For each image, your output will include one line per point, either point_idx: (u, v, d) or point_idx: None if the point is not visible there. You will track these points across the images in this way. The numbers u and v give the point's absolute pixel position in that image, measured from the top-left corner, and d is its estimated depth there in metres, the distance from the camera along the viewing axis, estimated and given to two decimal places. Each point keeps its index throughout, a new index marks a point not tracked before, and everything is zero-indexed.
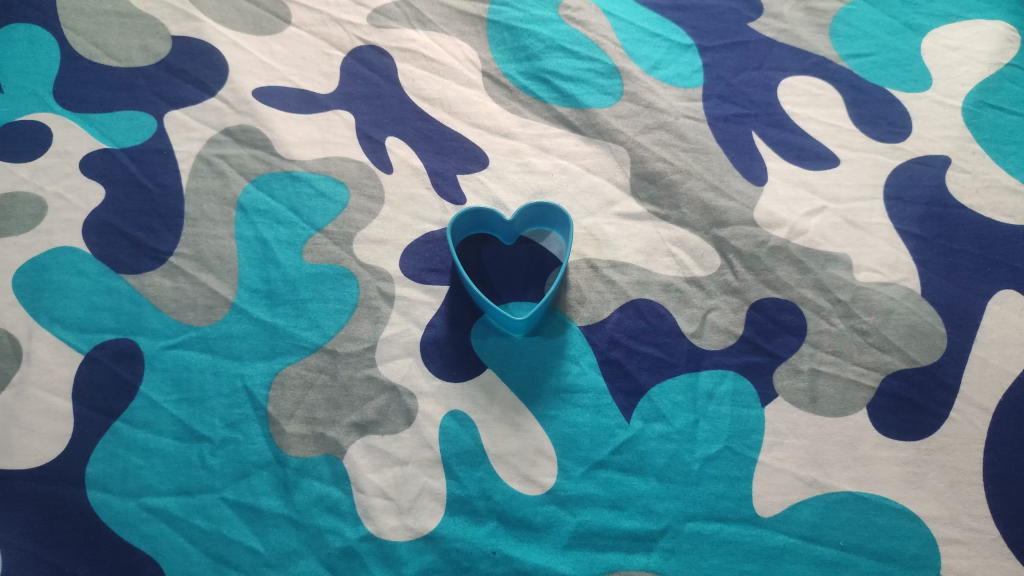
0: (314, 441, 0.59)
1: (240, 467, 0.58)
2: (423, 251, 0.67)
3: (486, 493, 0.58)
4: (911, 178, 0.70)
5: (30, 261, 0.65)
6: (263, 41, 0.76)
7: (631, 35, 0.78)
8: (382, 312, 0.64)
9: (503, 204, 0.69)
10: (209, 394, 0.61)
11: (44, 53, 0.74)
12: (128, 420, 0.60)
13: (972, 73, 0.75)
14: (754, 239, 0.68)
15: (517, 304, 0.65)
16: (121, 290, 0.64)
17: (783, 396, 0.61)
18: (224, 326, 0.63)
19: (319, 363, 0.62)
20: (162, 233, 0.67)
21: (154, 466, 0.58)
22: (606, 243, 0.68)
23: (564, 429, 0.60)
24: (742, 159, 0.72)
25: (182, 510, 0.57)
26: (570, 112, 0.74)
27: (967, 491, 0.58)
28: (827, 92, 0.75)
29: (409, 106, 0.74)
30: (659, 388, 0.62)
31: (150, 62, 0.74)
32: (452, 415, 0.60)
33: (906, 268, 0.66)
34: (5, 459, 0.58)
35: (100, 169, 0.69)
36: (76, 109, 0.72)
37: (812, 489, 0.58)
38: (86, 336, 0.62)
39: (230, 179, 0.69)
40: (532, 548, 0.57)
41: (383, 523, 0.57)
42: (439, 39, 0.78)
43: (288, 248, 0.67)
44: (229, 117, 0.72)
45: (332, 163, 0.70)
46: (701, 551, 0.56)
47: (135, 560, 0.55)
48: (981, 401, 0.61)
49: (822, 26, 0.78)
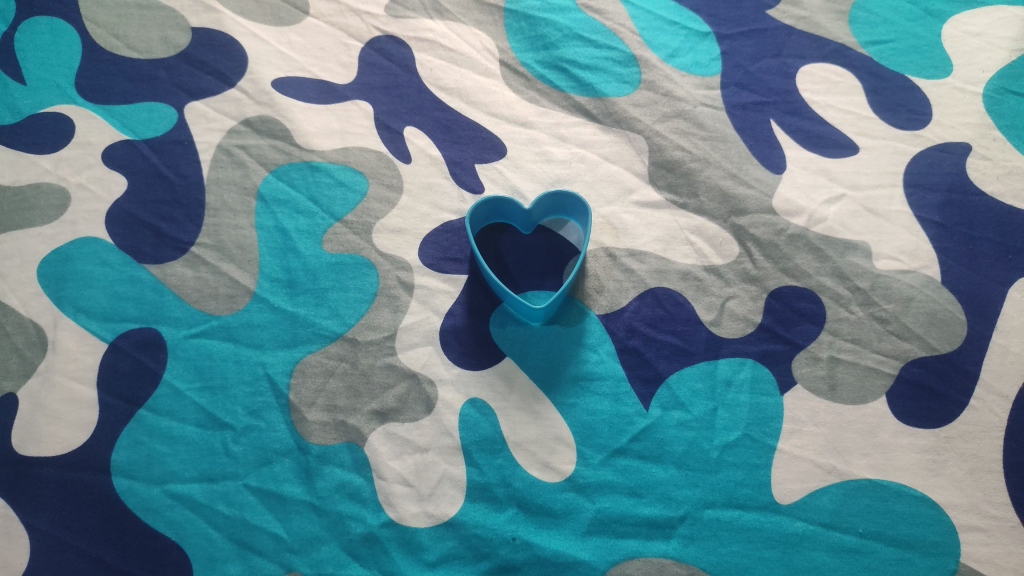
0: (335, 429, 0.60)
1: (263, 454, 0.59)
2: (441, 240, 0.67)
3: (505, 480, 0.58)
4: (931, 165, 0.70)
5: (54, 252, 0.66)
6: (281, 32, 0.76)
7: (649, 23, 0.78)
8: (401, 301, 0.64)
9: (521, 193, 0.69)
10: (232, 382, 0.61)
11: (65, 45, 0.74)
12: (153, 408, 0.60)
13: (993, 59, 0.74)
14: (773, 228, 0.68)
15: (535, 292, 0.65)
16: (144, 280, 0.65)
17: (802, 383, 0.61)
18: (245, 315, 0.64)
19: (340, 352, 0.63)
20: (184, 223, 0.68)
21: (179, 453, 0.59)
22: (624, 232, 0.68)
23: (582, 416, 0.61)
24: (761, 148, 0.72)
25: (206, 496, 0.58)
26: (587, 101, 0.74)
27: (987, 479, 0.58)
28: (846, 79, 0.75)
29: (427, 96, 0.74)
30: (678, 375, 0.62)
31: (170, 54, 0.75)
32: (472, 402, 0.61)
33: (926, 256, 0.66)
34: (31, 446, 0.59)
35: (122, 160, 0.70)
36: (97, 100, 0.72)
37: (831, 477, 0.58)
38: (110, 325, 0.63)
39: (250, 170, 0.70)
40: (552, 534, 0.57)
41: (403, 509, 0.58)
42: (456, 28, 0.77)
43: (308, 237, 0.67)
44: (248, 108, 0.73)
45: (351, 153, 0.71)
46: (720, 538, 0.57)
47: (160, 546, 0.56)
48: (1001, 389, 0.61)
49: (841, 13, 0.78)
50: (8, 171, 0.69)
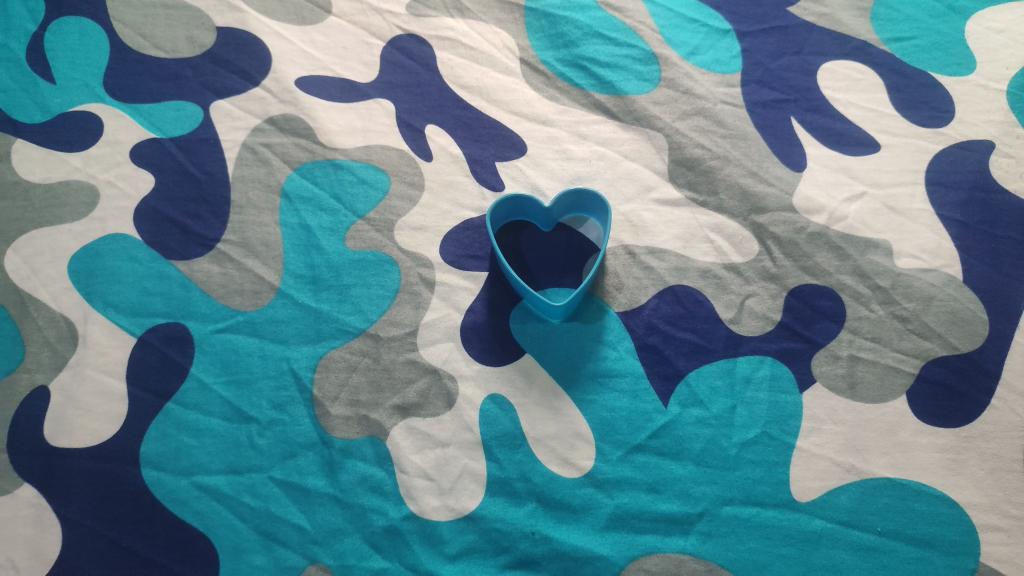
0: (358, 423, 0.61)
1: (288, 448, 0.60)
2: (462, 237, 0.68)
3: (525, 475, 0.59)
4: (953, 163, 0.70)
5: (84, 248, 0.67)
6: (305, 31, 0.77)
7: (669, 21, 0.78)
8: (423, 297, 0.65)
9: (541, 191, 0.70)
10: (257, 376, 0.63)
11: (94, 44, 0.76)
12: (180, 401, 0.62)
13: (1018, 56, 0.74)
14: (793, 226, 0.68)
15: (556, 290, 0.66)
16: (171, 275, 0.66)
17: (821, 381, 0.62)
18: (270, 311, 0.65)
19: (362, 347, 0.63)
20: (210, 220, 0.69)
21: (205, 446, 0.60)
22: (644, 230, 0.68)
23: (602, 412, 0.61)
24: (781, 146, 0.72)
25: (232, 488, 0.59)
26: (608, 99, 0.74)
27: (1008, 478, 0.58)
28: (867, 76, 0.74)
29: (448, 95, 0.75)
30: (697, 373, 0.62)
31: (196, 53, 0.76)
32: (492, 398, 0.62)
33: (947, 254, 0.66)
34: (63, 437, 0.61)
35: (150, 158, 0.71)
36: (125, 99, 0.74)
37: (850, 475, 0.58)
38: (138, 320, 0.65)
39: (274, 168, 0.71)
40: (571, 529, 0.58)
41: (424, 503, 0.58)
42: (477, 27, 0.78)
43: (331, 234, 0.68)
44: (272, 107, 0.74)
45: (373, 151, 0.72)
46: (738, 534, 0.57)
47: (188, 537, 0.58)
48: (1023, 388, 0.60)
49: (863, 9, 0.78)
50: (39, 169, 0.70)
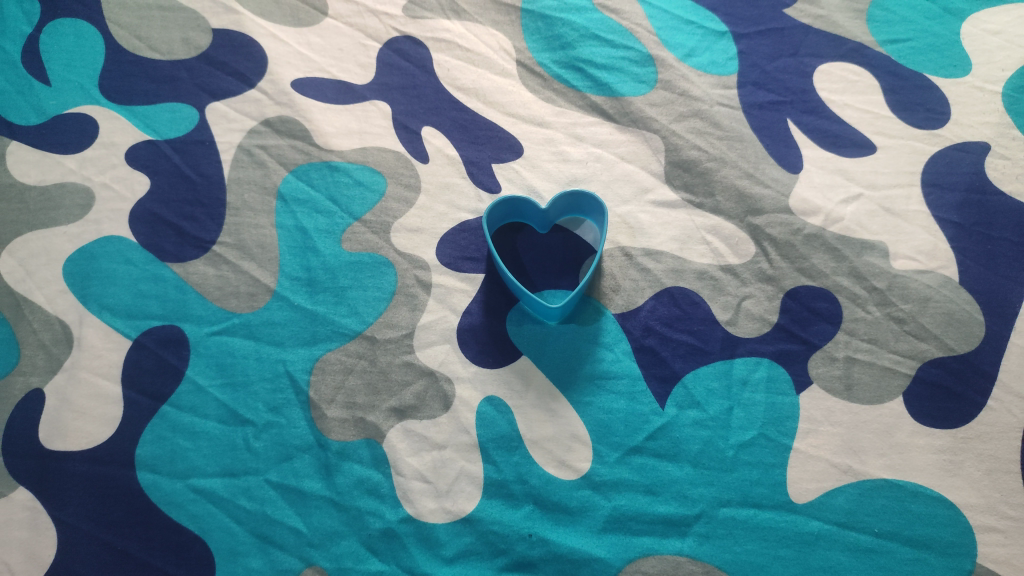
0: (354, 425, 0.61)
1: (284, 450, 0.60)
2: (458, 239, 0.68)
3: (522, 477, 0.59)
4: (949, 164, 0.70)
5: (79, 250, 0.67)
6: (301, 33, 0.77)
7: (666, 23, 0.78)
8: (419, 299, 0.65)
9: (537, 192, 0.70)
10: (253, 378, 0.62)
11: (90, 46, 0.76)
12: (176, 404, 0.62)
13: (1013, 58, 0.74)
14: (789, 227, 0.68)
15: (552, 292, 0.66)
16: (167, 277, 0.66)
17: (817, 383, 0.62)
18: (266, 313, 0.65)
19: (358, 349, 0.63)
20: (205, 222, 0.69)
21: (201, 448, 0.60)
22: (640, 231, 0.68)
23: (598, 414, 0.61)
24: (777, 147, 0.72)
25: (228, 491, 0.59)
26: (604, 101, 0.74)
27: (1005, 479, 0.58)
28: (863, 78, 0.74)
29: (445, 97, 0.75)
30: (694, 374, 0.62)
31: (192, 55, 0.76)
32: (489, 400, 0.62)
33: (943, 256, 0.66)
34: (58, 440, 0.60)
35: (146, 160, 0.71)
36: (121, 101, 0.73)
37: (847, 476, 0.58)
38: (134, 322, 0.64)
39: (270, 170, 0.71)
40: (568, 531, 0.58)
41: (421, 506, 0.58)
42: (474, 28, 0.78)
43: (327, 236, 0.68)
44: (268, 109, 0.74)
45: (369, 153, 0.72)
46: (735, 536, 0.57)
47: (184, 540, 0.57)
48: (1019, 389, 0.60)
49: (859, 11, 0.78)
50: (34, 171, 0.70)
